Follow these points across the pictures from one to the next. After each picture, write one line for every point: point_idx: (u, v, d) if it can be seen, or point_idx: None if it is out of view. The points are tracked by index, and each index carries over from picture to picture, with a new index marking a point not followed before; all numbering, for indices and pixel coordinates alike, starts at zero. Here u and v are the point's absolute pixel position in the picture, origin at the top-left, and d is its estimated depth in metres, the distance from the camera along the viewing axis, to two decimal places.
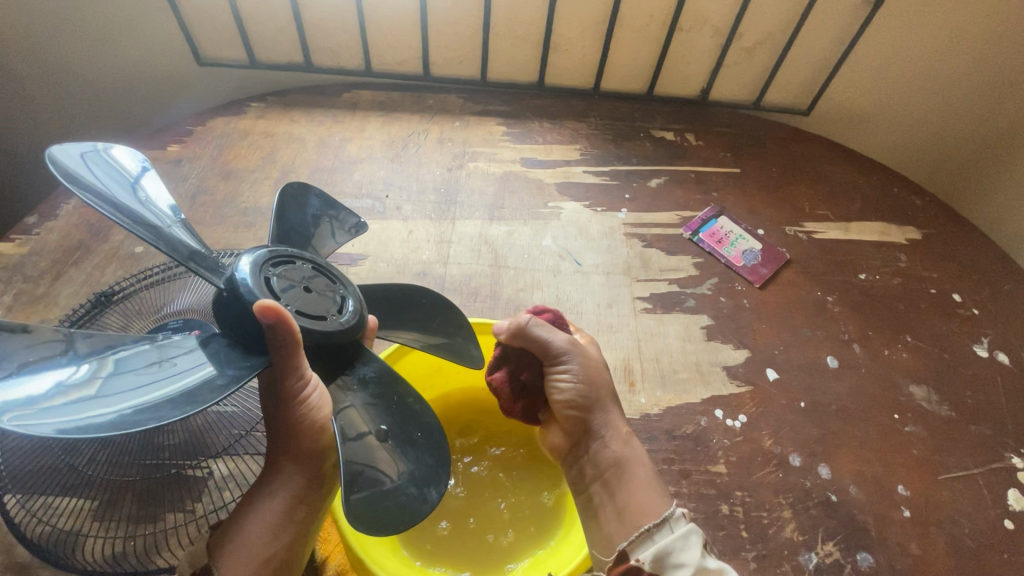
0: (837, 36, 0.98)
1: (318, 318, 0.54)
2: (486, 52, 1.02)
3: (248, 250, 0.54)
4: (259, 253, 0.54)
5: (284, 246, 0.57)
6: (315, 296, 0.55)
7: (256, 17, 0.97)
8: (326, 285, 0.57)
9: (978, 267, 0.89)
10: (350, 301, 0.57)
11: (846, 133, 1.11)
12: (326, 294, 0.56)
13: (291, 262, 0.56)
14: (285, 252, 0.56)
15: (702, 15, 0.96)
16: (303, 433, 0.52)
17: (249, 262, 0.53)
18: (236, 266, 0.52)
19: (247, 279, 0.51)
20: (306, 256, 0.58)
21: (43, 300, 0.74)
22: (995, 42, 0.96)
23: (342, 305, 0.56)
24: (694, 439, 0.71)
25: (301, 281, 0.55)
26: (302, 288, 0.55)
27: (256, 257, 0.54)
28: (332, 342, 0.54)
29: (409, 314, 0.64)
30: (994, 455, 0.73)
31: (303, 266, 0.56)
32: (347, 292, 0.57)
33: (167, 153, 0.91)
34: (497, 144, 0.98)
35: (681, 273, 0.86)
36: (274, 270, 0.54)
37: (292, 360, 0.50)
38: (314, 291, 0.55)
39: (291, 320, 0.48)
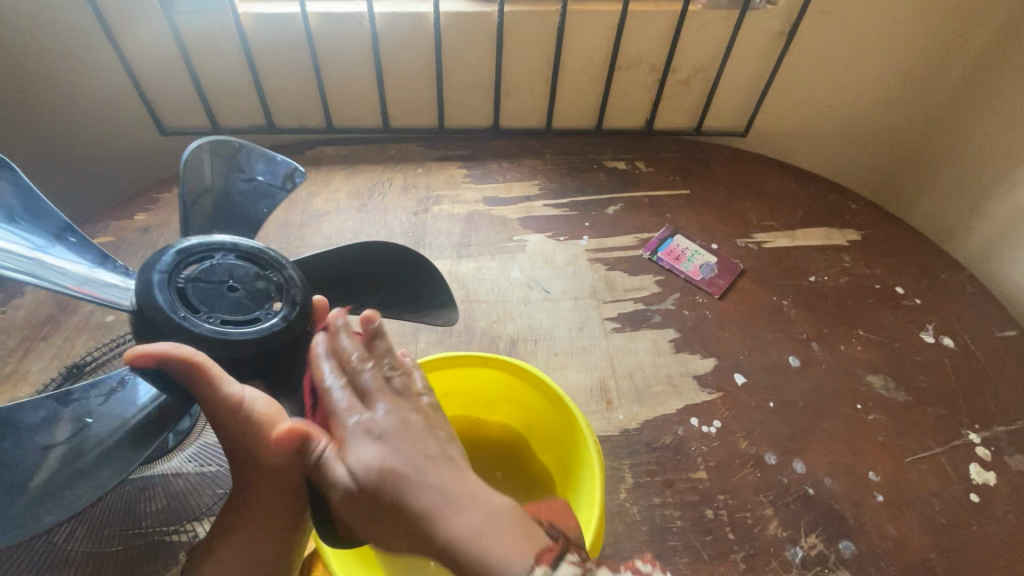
0: (761, 65, 1.07)
1: (251, 321, 0.53)
2: (442, 102, 1.08)
3: (150, 263, 0.52)
4: (167, 263, 0.53)
5: (194, 241, 0.55)
6: (240, 293, 0.54)
7: (217, 84, 1.01)
8: (253, 274, 0.55)
9: (915, 261, 0.96)
10: (286, 291, 0.56)
11: (782, 149, 1.20)
12: (253, 286, 0.55)
13: (209, 259, 0.54)
14: (195, 248, 0.54)
15: (637, 55, 1.04)
16: (261, 442, 0.50)
17: (158, 275, 0.52)
18: (141, 289, 0.51)
19: (157, 296, 0.51)
20: (225, 246, 0.56)
21: (13, 378, 0.73)
22: (900, 59, 1.07)
23: (278, 297, 0.55)
24: (674, 449, 0.73)
25: (223, 279, 0.54)
26: (226, 289, 0.54)
27: (164, 266, 0.52)
28: (273, 344, 0.53)
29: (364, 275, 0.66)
30: (953, 434, 0.77)
31: (223, 260, 0.55)
32: (281, 280, 0.56)
33: (135, 222, 0.92)
34: (459, 186, 1.03)
35: (645, 292, 0.90)
36: (184, 276, 0.53)
37: (206, 387, 0.48)
38: (239, 290, 0.54)
39: (174, 349, 0.47)
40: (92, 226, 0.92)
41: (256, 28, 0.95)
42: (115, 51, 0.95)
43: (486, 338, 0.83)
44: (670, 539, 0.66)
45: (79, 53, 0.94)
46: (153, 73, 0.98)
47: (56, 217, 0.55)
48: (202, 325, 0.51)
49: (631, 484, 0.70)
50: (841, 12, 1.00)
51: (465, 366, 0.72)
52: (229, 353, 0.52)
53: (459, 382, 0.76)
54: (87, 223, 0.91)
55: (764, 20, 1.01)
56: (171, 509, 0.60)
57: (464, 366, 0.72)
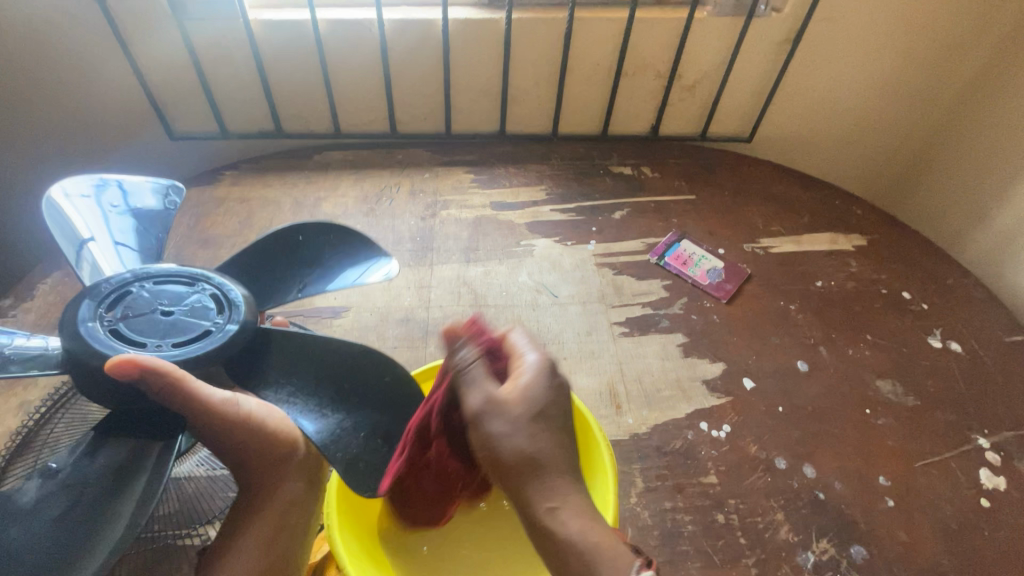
0: (767, 71, 1.08)
1: (201, 333, 0.52)
2: (449, 108, 1.09)
3: (71, 317, 0.51)
4: (86, 312, 0.52)
5: (104, 283, 0.54)
6: (176, 313, 0.53)
7: (227, 89, 1.02)
8: (179, 295, 0.55)
9: (922, 266, 0.96)
10: (222, 299, 0.55)
11: (787, 155, 1.21)
12: (185, 303, 0.54)
13: (125, 297, 0.54)
14: (108, 289, 0.54)
15: (643, 61, 1.05)
16: (264, 437, 0.52)
17: (84, 323, 0.51)
18: (75, 343, 0.50)
19: (95, 340, 0.50)
20: (139, 278, 0.55)
21: (23, 381, 0.73)
22: (904, 65, 1.08)
23: (219, 306, 0.55)
24: (684, 453, 0.73)
25: (153, 305, 0.54)
26: (158, 314, 0.53)
27: (87, 314, 0.52)
28: (228, 352, 0.52)
29: (299, 256, 0.67)
30: (963, 439, 0.77)
31: (139, 292, 0.54)
32: (209, 292, 0.56)
33: None
34: (466, 191, 1.03)
35: (652, 296, 0.90)
36: (109, 317, 0.52)
37: (195, 394, 0.47)
38: (172, 312, 0.53)
39: (153, 363, 0.45)
40: None
41: (266, 33, 0.96)
42: (126, 56, 0.95)
43: None
44: (680, 543, 0.66)
45: (92, 60, 0.95)
46: (163, 77, 0.99)
47: None
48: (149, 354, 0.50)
49: (642, 488, 0.70)
50: (846, 18, 1.01)
51: None
52: (218, 356, 0.52)
53: None
54: None
55: (769, 27, 1.02)
56: (182, 514, 0.61)
57: None
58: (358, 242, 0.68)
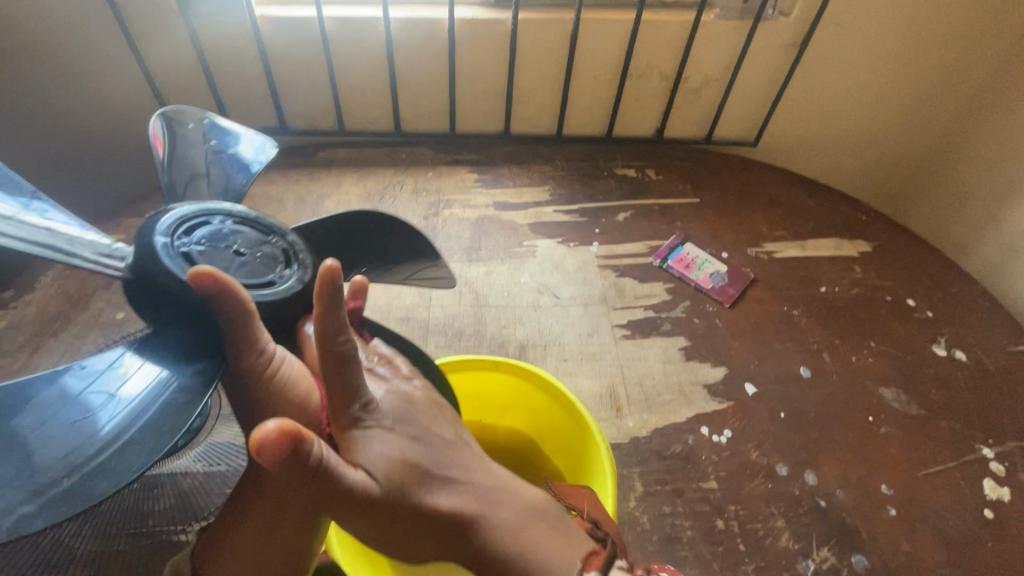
0: (773, 74, 1.07)
1: (264, 284, 0.54)
2: (454, 108, 1.09)
3: (152, 224, 0.52)
4: (167, 225, 0.52)
5: (192, 207, 0.55)
6: (249, 258, 0.54)
7: (231, 85, 1.02)
8: (257, 240, 0.56)
9: (927, 272, 0.95)
10: (292, 256, 0.57)
11: (793, 160, 1.21)
12: (259, 251, 0.55)
13: (206, 224, 0.54)
14: (194, 213, 0.54)
15: (649, 63, 1.05)
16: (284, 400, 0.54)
17: (161, 236, 0.51)
18: (143, 251, 0.50)
19: (163, 254, 0.50)
20: (225, 211, 0.56)
21: (23, 373, 0.73)
22: (912, 71, 1.07)
23: (287, 261, 0.57)
24: (684, 458, 0.72)
25: (229, 243, 0.54)
26: (231, 252, 0.54)
27: (165, 227, 0.52)
28: (282, 311, 0.55)
29: (366, 244, 0.66)
30: (966, 448, 0.76)
31: (222, 225, 0.55)
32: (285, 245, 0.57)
33: (146, 220, 0.93)
34: (470, 191, 1.03)
35: (655, 299, 0.90)
36: (184, 240, 0.52)
37: (245, 330, 0.50)
38: (245, 255, 0.54)
39: (230, 287, 0.47)
40: (103, 224, 0.92)
41: (272, 30, 0.96)
42: (133, 52, 0.96)
43: (495, 342, 0.83)
44: (679, 549, 0.65)
45: (98, 54, 0.95)
46: (168, 72, 0.99)
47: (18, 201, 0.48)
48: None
49: (641, 492, 0.69)
50: (855, 23, 1.00)
51: (474, 369, 0.73)
52: (271, 310, 0.54)
53: (470, 385, 0.75)
54: (100, 222, 0.92)
55: (776, 31, 1.01)
56: (178, 510, 0.60)
57: (476, 370, 0.72)
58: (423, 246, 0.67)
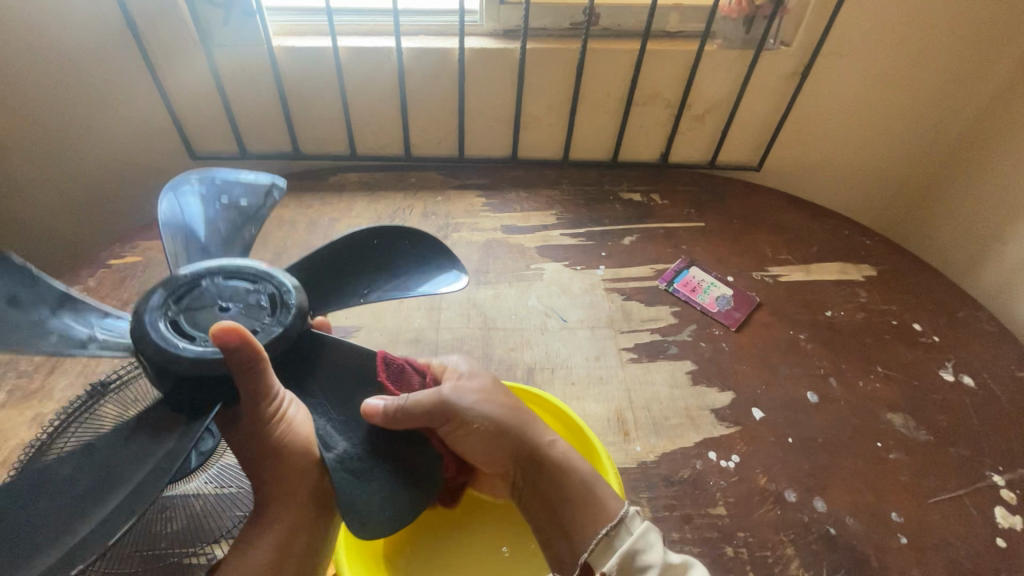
0: (775, 102, 1.09)
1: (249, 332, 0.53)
2: (462, 134, 1.11)
3: (144, 303, 0.53)
4: (159, 301, 0.54)
5: (181, 274, 0.56)
6: (233, 311, 0.55)
7: (247, 112, 1.05)
8: (243, 291, 0.57)
9: (932, 297, 0.96)
10: (276, 296, 0.56)
11: (796, 185, 1.22)
12: (246, 300, 0.56)
13: (194, 288, 0.56)
14: (182, 281, 0.56)
15: (654, 91, 1.07)
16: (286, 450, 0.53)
17: (155, 307, 0.53)
18: (136, 330, 0.51)
19: (154, 327, 0.52)
20: (212, 270, 0.57)
21: (39, 394, 0.74)
22: (910, 100, 1.10)
23: (271, 306, 0.56)
24: (692, 483, 0.72)
25: (214, 301, 0.55)
26: (217, 308, 0.55)
27: (157, 301, 0.54)
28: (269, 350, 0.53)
29: (366, 261, 0.66)
30: (977, 475, 0.76)
31: (211, 285, 0.56)
32: (269, 287, 0.57)
33: (162, 242, 0.95)
34: (478, 215, 1.05)
35: (662, 322, 0.91)
36: (176, 307, 0.54)
37: (259, 378, 0.50)
38: (230, 310, 0.55)
39: (247, 342, 0.49)
40: (121, 246, 0.94)
41: (288, 59, 0.99)
42: (153, 80, 0.99)
43: (503, 365, 0.84)
44: None
45: (119, 82, 0.98)
46: (186, 100, 1.02)
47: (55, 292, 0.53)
48: (196, 347, 0.51)
49: (649, 518, 0.69)
50: (855, 53, 1.03)
51: None
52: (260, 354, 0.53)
53: None
54: (118, 244, 0.94)
55: (777, 61, 1.04)
56: (189, 534, 0.61)
57: None
58: (435, 250, 0.67)
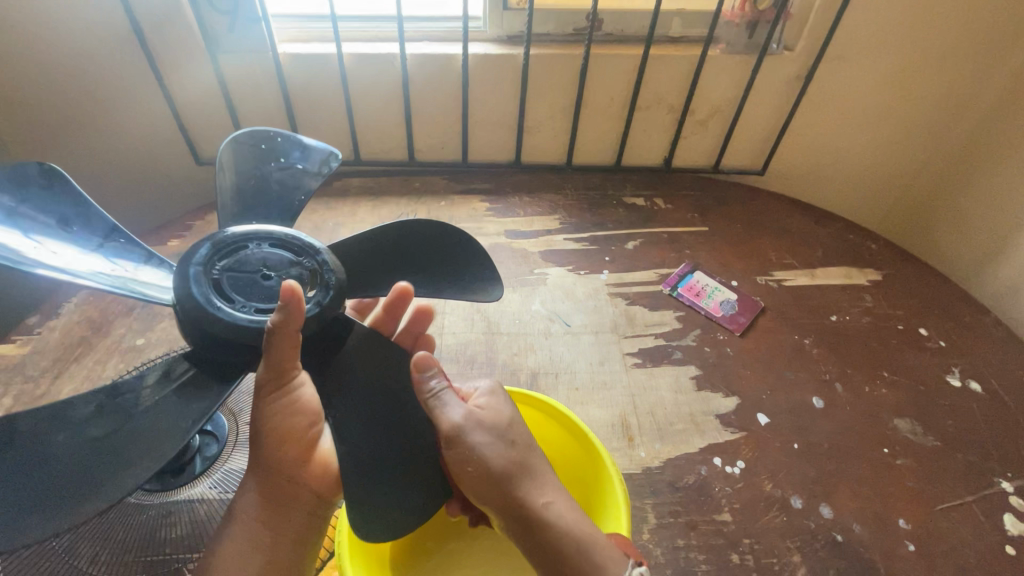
0: (778, 106, 1.09)
1: None
2: (466, 139, 1.12)
3: (187, 258, 0.53)
4: (203, 256, 0.54)
5: (230, 232, 0.56)
6: (274, 281, 0.55)
7: (252, 118, 1.06)
8: (285, 262, 0.56)
9: (938, 302, 0.95)
10: (318, 273, 0.56)
11: (799, 188, 1.22)
12: (287, 271, 0.56)
13: (241, 249, 0.55)
14: (229, 239, 0.55)
15: (657, 96, 1.07)
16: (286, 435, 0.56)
17: (198, 264, 0.53)
18: (179, 288, 0.52)
19: (193, 285, 0.52)
20: (261, 235, 0.57)
21: (44, 399, 0.74)
22: (915, 103, 1.09)
23: (311, 281, 0.56)
24: (697, 489, 0.72)
25: (256, 265, 0.55)
26: (260, 276, 0.54)
27: (203, 255, 0.54)
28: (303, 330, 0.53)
29: (407, 254, 0.67)
30: (985, 482, 0.75)
31: (257, 249, 0.56)
32: (318, 262, 0.57)
33: (167, 247, 0.95)
34: (482, 219, 1.05)
35: (666, 327, 0.90)
36: (218, 267, 0.54)
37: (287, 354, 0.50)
38: (271, 279, 0.55)
39: (296, 308, 0.49)
40: None
41: (293, 65, 0.99)
42: (160, 87, 1.00)
43: (507, 370, 0.84)
44: None
45: (125, 89, 0.99)
46: (192, 105, 1.03)
47: (105, 223, 0.61)
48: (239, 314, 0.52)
49: (654, 524, 0.69)
50: (859, 57, 1.03)
51: None
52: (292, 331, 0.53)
53: None
54: None
55: (780, 65, 1.04)
56: (193, 538, 0.61)
57: None
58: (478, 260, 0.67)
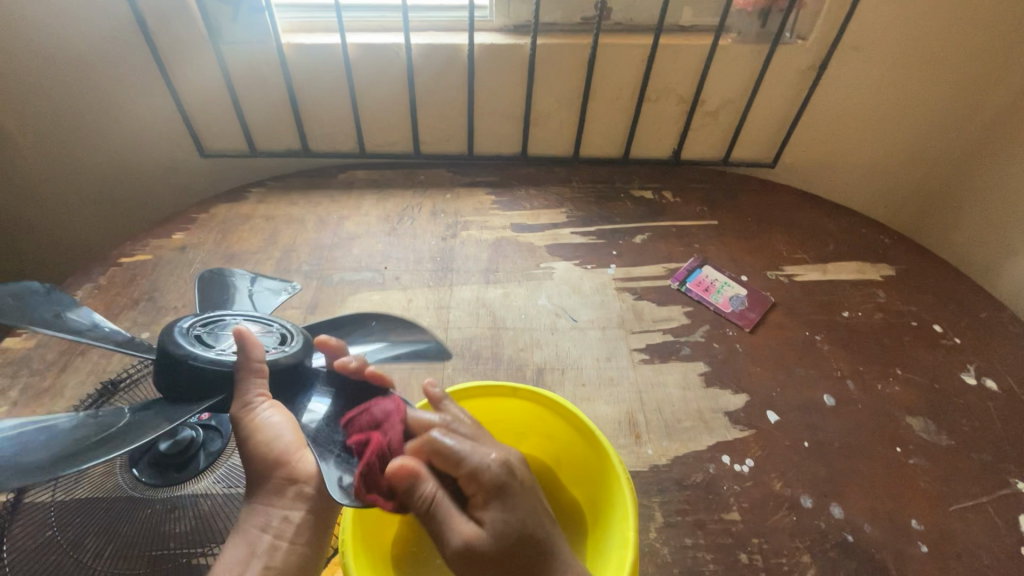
0: (790, 98, 1.07)
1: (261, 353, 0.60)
2: (472, 131, 1.10)
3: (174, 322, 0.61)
4: (186, 322, 0.61)
5: (208, 312, 0.65)
6: None
7: (256, 110, 1.05)
8: (259, 327, 0.64)
9: (954, 298, 0.93)
10: (290, 334, 0.64)
11: (809, 182, 1.20)
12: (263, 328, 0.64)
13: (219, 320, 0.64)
14: (210, 316, 0.64)
15: (667, 87, 1.05)
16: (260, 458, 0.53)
17: (180, 325, 0.60)
18: (163, 335, 0.59)
19: (174, 338, 0.58)
20: (235, 313, 0.66)
21: (50, 392, 0.74)
22: (929, 96, 1.07)
23: (283, 339, 0.63)
24: (705, 488, 0.71)
25: (235, 330, 0.63)
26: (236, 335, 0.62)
27: (185, 321, 0.61)
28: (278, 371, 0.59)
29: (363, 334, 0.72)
30: (1000, 483, 0.74)
31: (232, 320, 0.64)
32: (283, 327, 0.64)
33: (172, 240, 0.95)
34: (487, 213, 1.04)
35: (673, 323, 0.89)
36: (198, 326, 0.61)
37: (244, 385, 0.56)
38: None
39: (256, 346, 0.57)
40: (132, 244, 0.94)
41: (297, 56, 0.98)
42: (165, 80, 0.99)
43: (513, 366, 0.83)
44: None
45: (128, 79, 0.98)
46: (196, 97, 1.02)
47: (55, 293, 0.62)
48: (210, 353, 0.57)
49: (661, 523, 0.68)
50: (874, 48, 1.00)
51: (493, 395, 0.73)
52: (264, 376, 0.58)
53: (489, 413, 0.75)
54: (129, 242, 0.94)
55: (793, 55, 1.01)
56: (196, 533, 0.61)
57: (494, 397, 0.73)
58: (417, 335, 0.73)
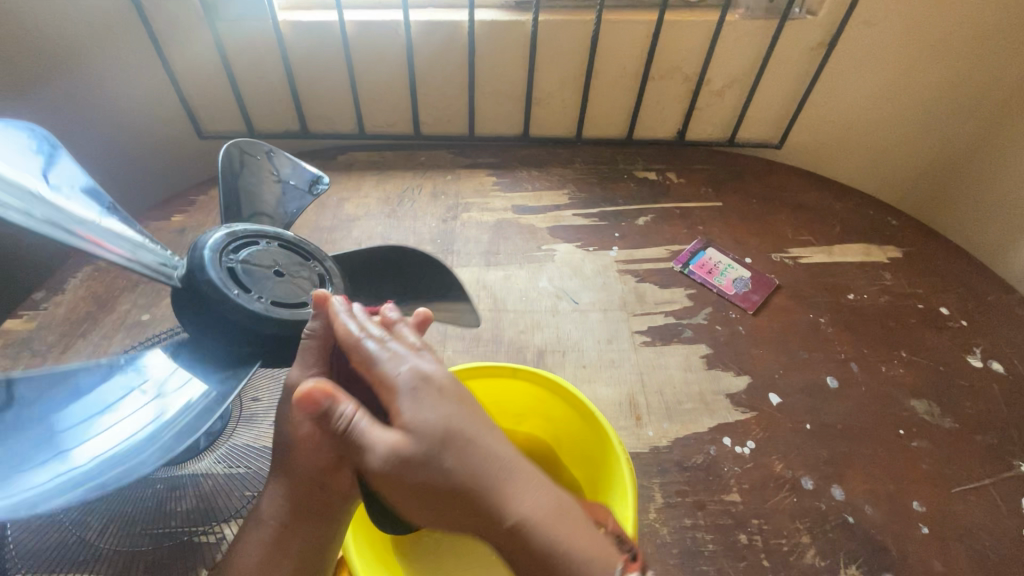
0: (797, 76, 1.04)
1: (297, 304, 0.56)
2: (473, 110, 1.08)
3: (206, 241, 0.56)
4: (218, 243, 0.56)
5: (243, 228, 0.59)
6: (287, 278, 0.58)
7: (255, 91, 1.04)
8: (297, 263, 0.60)
9: (961, 280, 0.92)
10: (327, 281, 0.60)
11: (816, 163, 1.18)
12: (298, 272, 0.59)
13: (255, 243, 0.59)
14: (243, 236, 0.59)
15: (672, 65, 1.03)
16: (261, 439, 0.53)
17: (213, 248, 0.55)
18: (197, 262, 0.54)
19: (209, 268, 0.54)
20: (271, 236, 0.60)
21: None
22: (943, 73, 1.04)
23: (320, 284, 0.59)
24: (706, 469, 0.71)
25: (269, 262, 0.58)
26: (272, 271, 0.57)
27: (218, 243, 0.56)
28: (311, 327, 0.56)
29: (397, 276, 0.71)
30: (1003, 465, 0.73)
31: (268, 246, 0.59)
32: (322, 271, 0.60)
33: (171, 222, 0.94)
34: (488, 195, 1.03)
35: (676, 305, 0.88)
36: (233, 256, 0.56)
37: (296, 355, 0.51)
38: (283, 275, 0.58)
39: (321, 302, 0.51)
40: None
41: (294, 34, 0.96)
42: (163, 62, 0.98)
43: (514, 348, 0.82)
44: (700, 563, 0.64)
45: (126, 60, 0.97)
46: (193, 78, 1.01)
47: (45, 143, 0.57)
48: (249, 296, 0.54)
49: (661, 504, 0.68)
50: (886, 23, 0.97)
51: (493, 376, 0.72)
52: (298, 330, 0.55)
53: (489, 394, 0.75)
54: None
55: (801, 31, 0.98)
56: (199, 512, 0.61)
57: (495, 378, 0.72)
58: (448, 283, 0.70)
